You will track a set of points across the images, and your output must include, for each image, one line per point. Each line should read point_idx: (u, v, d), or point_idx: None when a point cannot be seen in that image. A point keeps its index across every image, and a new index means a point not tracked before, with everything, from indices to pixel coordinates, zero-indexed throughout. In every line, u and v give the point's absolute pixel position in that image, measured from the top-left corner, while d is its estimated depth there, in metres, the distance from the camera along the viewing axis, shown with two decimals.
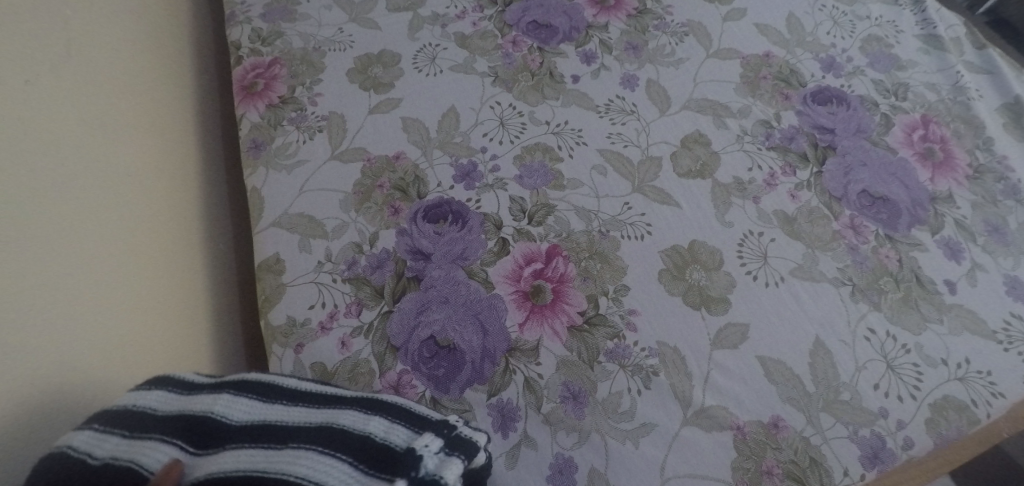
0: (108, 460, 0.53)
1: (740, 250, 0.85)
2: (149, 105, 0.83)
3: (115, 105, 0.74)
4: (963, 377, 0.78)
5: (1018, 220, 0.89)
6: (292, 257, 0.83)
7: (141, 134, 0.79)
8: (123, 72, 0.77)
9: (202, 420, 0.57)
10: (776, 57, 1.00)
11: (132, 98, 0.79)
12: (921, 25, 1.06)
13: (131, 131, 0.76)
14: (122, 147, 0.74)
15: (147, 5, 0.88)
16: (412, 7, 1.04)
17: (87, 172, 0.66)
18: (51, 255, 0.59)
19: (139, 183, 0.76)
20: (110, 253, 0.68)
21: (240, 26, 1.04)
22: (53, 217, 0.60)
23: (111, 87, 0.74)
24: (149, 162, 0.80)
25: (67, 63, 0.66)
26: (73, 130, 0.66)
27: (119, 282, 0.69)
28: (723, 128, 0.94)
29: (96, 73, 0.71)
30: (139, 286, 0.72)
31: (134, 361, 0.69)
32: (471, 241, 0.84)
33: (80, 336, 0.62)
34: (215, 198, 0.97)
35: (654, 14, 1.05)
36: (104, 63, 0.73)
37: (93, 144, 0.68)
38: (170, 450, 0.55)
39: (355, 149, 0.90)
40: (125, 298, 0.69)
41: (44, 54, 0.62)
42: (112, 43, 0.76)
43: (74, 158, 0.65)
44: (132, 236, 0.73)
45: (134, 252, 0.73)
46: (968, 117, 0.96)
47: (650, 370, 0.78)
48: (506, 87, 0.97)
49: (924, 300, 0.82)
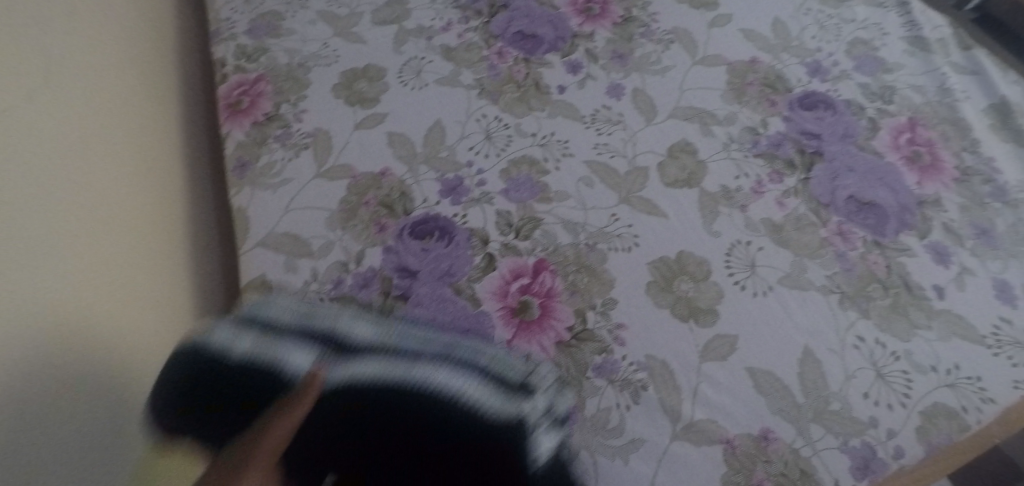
0: (245, 360, 0.51)
1: (728, 260, 0.84)
2: (151, 125, 0.90)
3: (125, 123, 0.82)
4: (953, 383, 0.77)
5: (1006, 223, 0.88)
6: (279, 278, 0.83)
7: (146, 151, 0.86)
8: (120, 101, 0.80)
9: (327, 332, 0.52)
10: (762, 63, 1.01)
11: (130, 125, 0.82)
12: (907, 26, 1.07)
13: (136, 147, 0.83)
14: (122, 170, 0.77)
15: (144, 38, 0.96)
16: (398, 21, 1.07)
17: (109, 176, 0.74)
18: (90, 244, 0.66)
19: (136, 204, 0.79)
20: (118, 270, 0.72)
21: (226, 42, 1.08)
22: (90, 210, 0.68)
23: (122, 107, 0.81)
24: (151, 177, 0.86)
25: (93, 79, 0.74)
26: (98, 138, 0.73)
27: (134, 280, 0.74)
28: (710, 136, 0.94)
29: (111, 93, 0.79)
30: (143, 302, 0.75)
31: (142, 373, 0.72)
32: (458, 257, 0.84)
33: (111, 324, 0.67)
34: (203, 221, 1.00)
35: (640, 22, 1.05)
36: (118, 86, 0.81)
37: (112, 153, 0.76)
38: (314, 359, 0.50)
39: (342, 167, 0.92)
40: (140, 298, 0.75)
41: (79, 67, 0.71)
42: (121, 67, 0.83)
43: (102, 161, 0.72)
44: (134, 254, 0.76)
45: (136, 269, 0.75)
46: (955, 118, 0.96)
47: (639, 384, 0.76)
48: (492, 99, 0.99)
49: (912, 305, 0.81)
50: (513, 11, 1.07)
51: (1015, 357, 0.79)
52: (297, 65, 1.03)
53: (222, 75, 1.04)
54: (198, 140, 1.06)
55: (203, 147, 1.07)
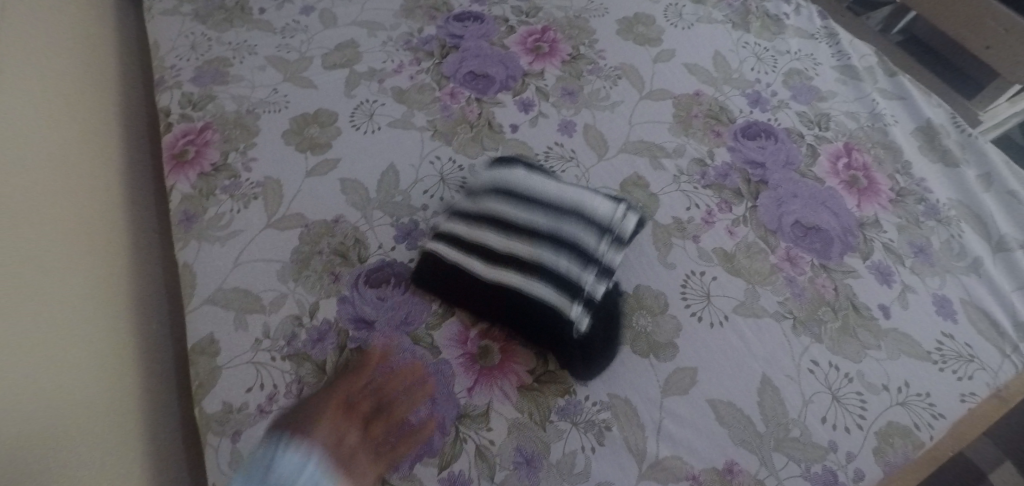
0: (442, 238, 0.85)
1: (684, 291, 0.85)
2: (79, 198, 0.90)
3: (44, 198, 0.83)
4: (904, 401, 0.79)
5: (941, 239, 0.91)
6: (228, 338, 0.83)
7: (71, 224, 0.87)
8: (39, 183, 0.83)
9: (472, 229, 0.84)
10: (706, 95, 1.04)
11: (50, 202, 0.84)
12: (836, 56, 1.11)
13: (58, 222, 0.84)
14: (39, 249, 0.79)
15: (75, 111, 0.97)
16: (348, 64, 1.07)
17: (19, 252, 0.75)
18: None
19: (63, 281, 0.81)
20: (35, 350, 0.73)
21: (170, 91, 1.06)
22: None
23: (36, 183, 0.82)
24: (81, 248, 0.87)
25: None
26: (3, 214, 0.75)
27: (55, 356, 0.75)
28: (660, 169, 0.96)
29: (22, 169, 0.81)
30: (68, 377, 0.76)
31: (63, 448, 0.71)
32: (415, 304, 0.84)
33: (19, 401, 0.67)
34: (150, 284, 0.99)
35: (588, 59, 1.07)
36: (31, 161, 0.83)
37: (23, 229, 0.77)
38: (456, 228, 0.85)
39: (293, 217, 0.91)
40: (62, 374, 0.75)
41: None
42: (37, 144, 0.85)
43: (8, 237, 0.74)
44: (59, 331, 0.77)
45: (62, 345, 0.77)
46: (887, 142, 1.00)
47: (603, 424, 0.77)
48: (445, 140, 0.99)
49: (860, 326, 0.83)
50: (464, 52, 1.08)
51: (959, 370, 0.81)
52: (246, 113, 1.01)
53: (168, 124, 1.02)
54: (143, 199, 1.06)
55: (147, 205, 1.06)
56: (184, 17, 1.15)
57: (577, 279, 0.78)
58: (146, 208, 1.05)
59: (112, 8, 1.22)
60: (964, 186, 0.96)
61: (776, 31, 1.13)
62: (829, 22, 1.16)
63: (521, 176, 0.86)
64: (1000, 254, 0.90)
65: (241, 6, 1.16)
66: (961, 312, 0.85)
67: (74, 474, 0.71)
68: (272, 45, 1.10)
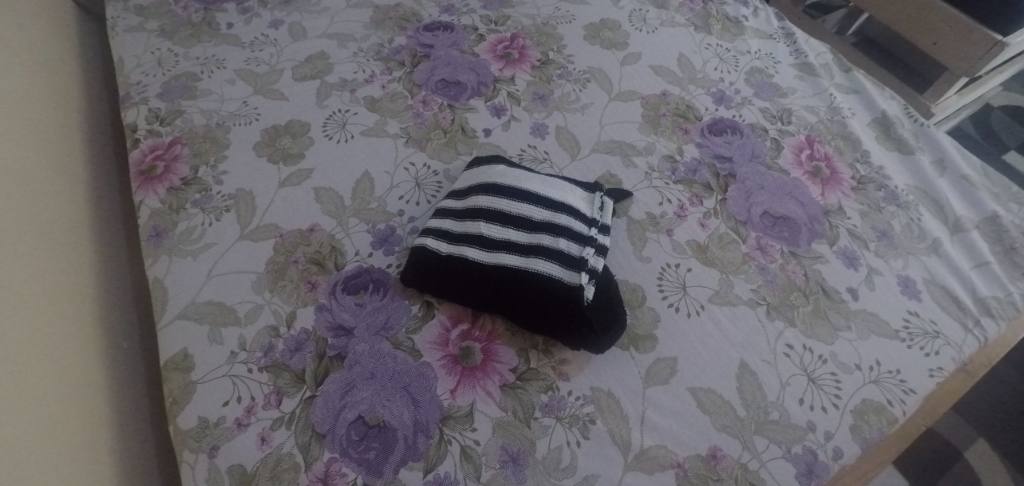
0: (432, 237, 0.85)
1: (660, 283, 0.87)
2: (60, 218, 0.92)
3: (30, 216, 0.85)
4: (876, 379, 0.81)
5: (902, 223, 0.94)
6: (203, 352, 0.81)
7: (55, 242, 0.88)
8: (24, 203, 0.85)
9: (468, 234, 0.84)
10: (673, 95, 1.06)
11: (36, 219, 0.86)
12: (794, 55, 1.15)
13: (44, 240, 0.86)
14: (22, 266, 0.80)
15: (50, 131, 0.97)
16: (320, 75, 1.07)
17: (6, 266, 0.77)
18: None
19: (48, 296, 0.82)
20: (16, 367, 0.73)
21: (137, 107, 1.04)
22: None
23: (22, 203, 0.85)
24: (65, 268, 0.89)
25: None
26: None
27: (35, 370, 0.75)
28: (631, 167, 0.98)
29: (8, 189, 0.83)
30: (48, 392, 0.76)
31: (45, 457, 0.71)
32: (393, 309, 0.84)
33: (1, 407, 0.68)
34: (122, 302, 0.98)
35: (558, 64, 1.10)
36: (15, 181, 0.85)
37: (8, 244, 0.79)
38: (448, 231, 0.85)
39: (266, 227, 0.90)
40: (41, 387, 0.75)
41: None
42: (21, 166, 0.87)
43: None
44: (44, 343, 0.78)
45: (45, 359, 0.77)
46: (846, 134, 1.04)
47: (586, 418, 0.77)
48: (419, 146, 0.99)
49: (831, 308, 0.86)
50: (436, 60, 1.10)
51: (926, 346, 0.84)
52: (215, 127, 1.01)
53: (135, 139, 1.01)
54: (110, 218, 1.04)
55: (114, 224, 1.04)
56: (149, 33, 1.14)
57: (578, 254, 0.81)
58: (114, 227, 1.04)
59: (73, 28, 1.20)
60: (920, 172, 1.00)
61: (736, 32, 1.18)
62: (785, 23, 1.21)
63: (504, 170, 0.89)
64: (957, 234, 0.94)
65: (207, 21, 1.15)
66: (925, 291, 0.88)
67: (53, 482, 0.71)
68: (241, 59, 1.09)
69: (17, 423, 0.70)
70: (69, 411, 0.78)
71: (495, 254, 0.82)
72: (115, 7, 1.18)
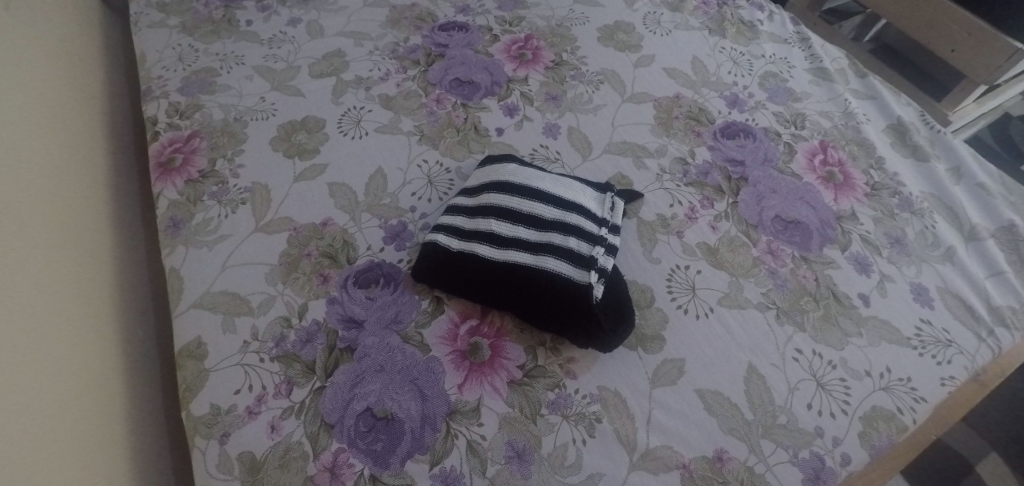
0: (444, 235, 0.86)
1: (670, 284, 0.87)
2: (85, 211, 0.94)
3: (63, 209, 0.89)
4: (886, 385, 0.81)
5: (915, 230, 0.93)
6: (216, 341, 0.82)
7: (81, 233, 0.92)
8: (60, 198, 0.89)
9: (478, 231, 0.84)
10: (685, 97, 1.07)
11: (68, 212, 0.90)
12: (809, 60, 1.15)
13: (73, 232, 0.89)
14: (55, 256, 0.84)
15: (76, 125, 1.00)
16: (336, 73, 1.08)
17: (42, 256, 0.81)
18: (16, 312, 0.73)
19: (76, 285, 0.86)
20: (46, 351, 0.76)
21: (157, 100, 1.06)
22: (22, 283, 0.76)
23: (57, 197, 0.88)
24: (92, 258, 0.92)
25: (27, 171, 0.84)
26: (32, 220, 0.82)
27: (63, 354, 0.78)
28: (643, 169, 0.98)
29: (44, 183, 0.87)
30: (74, 373, 0.79)
31: (69, 437, 0.74)
32: (403, 303, 0.85)
33: (32, 387, 0.72)
34: (137, 291, 1.00)
35: (571, 65, 1.10)
36: (51, 177, 0.89)
37: (45, 235, 0.83)
38: (460, 227, 0.86)
39: (280, 220, 0.92)
40: (69, 369, 0.78)
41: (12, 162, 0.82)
42: (57, 162, 0.91)
43: (31, 241, 0.80)
44: (71, 329, 0.81)
45: (72, 343, 0.80)
46: (861, 139, 1.03)
47: (593, 417, 0.77)
48: (432, 144, 1.00)
49: (842, 314, 0.85)
50: (450, 59, 1.11)
51: (938, 355, 0.83)
52: (233, 121, 1.02)
53: (154, 132, 1.03)
54: (130, 209, 1.06)
55: (133, 215, 1.06)
56: (171, 29, 1.16)
57: (588, 253, 0.82)
58: (131, 218, 1.06)
59: (97, 22, 1.22)
60: (935, 179, 0.99)
61: (751, 36, 1.18)
62: (800, 28, 1.21)
63: (516, 168, 0.90)
64: (972, 243, 0.93)
65: (227, 18, 1.17)
66: (938, 299, 0.87)
67: (75, 460, 0.73)
68: (259, 55, 1.11)
69: (46, 402, 0.73)
70: (90, 394, 0.81)
71: (504, 251, 0.82)
72: (138, 3, 1.20)
